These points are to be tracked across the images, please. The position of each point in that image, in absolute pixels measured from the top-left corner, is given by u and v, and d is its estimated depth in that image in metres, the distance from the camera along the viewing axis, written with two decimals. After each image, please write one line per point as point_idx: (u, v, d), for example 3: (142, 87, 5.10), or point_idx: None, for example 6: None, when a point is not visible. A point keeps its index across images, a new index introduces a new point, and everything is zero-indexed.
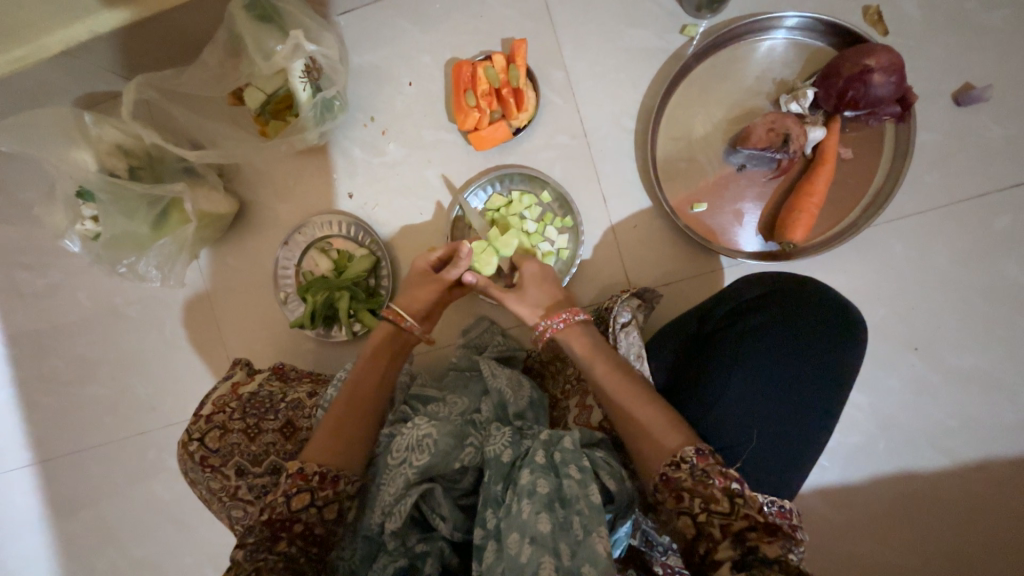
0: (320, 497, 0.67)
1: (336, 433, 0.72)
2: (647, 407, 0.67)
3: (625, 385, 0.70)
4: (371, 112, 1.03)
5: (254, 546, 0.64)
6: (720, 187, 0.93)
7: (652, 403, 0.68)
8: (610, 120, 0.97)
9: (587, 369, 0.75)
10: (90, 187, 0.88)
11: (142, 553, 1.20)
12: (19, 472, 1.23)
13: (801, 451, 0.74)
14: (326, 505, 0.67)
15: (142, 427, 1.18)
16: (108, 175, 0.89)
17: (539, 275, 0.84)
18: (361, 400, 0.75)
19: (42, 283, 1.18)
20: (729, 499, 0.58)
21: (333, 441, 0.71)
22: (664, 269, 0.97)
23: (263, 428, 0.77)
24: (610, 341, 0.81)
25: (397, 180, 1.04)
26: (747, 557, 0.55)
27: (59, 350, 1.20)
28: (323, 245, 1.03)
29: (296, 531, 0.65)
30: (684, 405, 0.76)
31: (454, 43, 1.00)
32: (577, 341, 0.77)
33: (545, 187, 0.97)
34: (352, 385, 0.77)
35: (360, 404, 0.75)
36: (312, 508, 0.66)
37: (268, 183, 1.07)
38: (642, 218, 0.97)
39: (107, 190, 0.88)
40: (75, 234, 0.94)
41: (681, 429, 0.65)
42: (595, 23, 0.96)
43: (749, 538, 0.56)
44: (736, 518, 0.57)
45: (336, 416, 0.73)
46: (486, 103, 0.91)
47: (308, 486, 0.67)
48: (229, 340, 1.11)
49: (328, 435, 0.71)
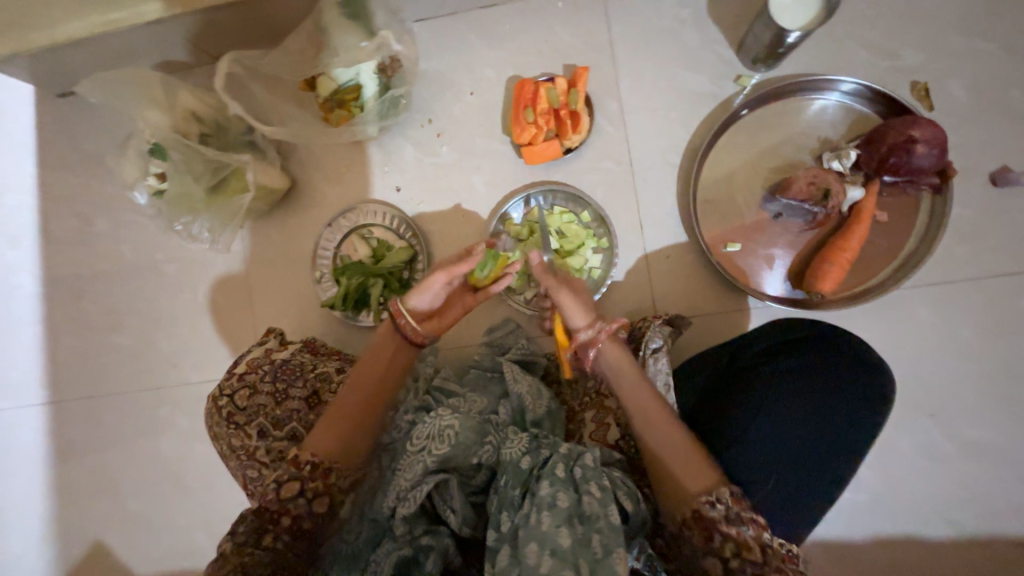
0: (310, 487, 0.69)
1: (331, 425, 0.73)
2: (677, 437, 0.71)
3: (660, 413, 0.73)
4: (430, 115, 1.08)
5: (243, 539, 0.67)
6: (754, 231, 0.96)
7: (677, 428, 0.71)
8: (657, 153, 1.01)
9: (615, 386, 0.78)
10: (165, 145, 0.93)
11: (137, 507, 1.21)
12: (31, 409, 1.26)
13: (813, 496, 0.75)
14: (315, 497, 0.69)
15: (158, 383, 1.21)
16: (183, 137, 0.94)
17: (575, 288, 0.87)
18: (360, 400, 0.76)
19: (88, 231, 1.23)
20: (761, 545, 0.62)
21: (325, 435, 0.73)
22: (691, 301, 0.99)
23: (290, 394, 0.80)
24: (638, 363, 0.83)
25: (445, 181, 1.08)
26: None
27: (91, 296, 1.24)
28: (364, 233, 1.08)
29: (284, 525, 0.68)
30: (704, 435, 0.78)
31: (518, 61, 1.06)
32: (613, 354, 0.79)
33: (586, 207, 1.01)
34: (356, 380, 0.78)
35: (360, 405, 0.76)
36: (300, 498, 0.68)
37: (322, 166, 1.12)
38: (676, 250, 1.00)
39: (180, 151, 0.93)
40: (141, 187, 0.99)
41: (712, 469, 0.68)
42: (653, 61, 1.01)
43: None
44: (766, 566, 0.62)
45: (340, 410, 0.75)
46: (544, 120, 0.95)
47: (299, 475, 0.69)
48: (258, 310, 1.15)
49: (327, 430, 0.73)
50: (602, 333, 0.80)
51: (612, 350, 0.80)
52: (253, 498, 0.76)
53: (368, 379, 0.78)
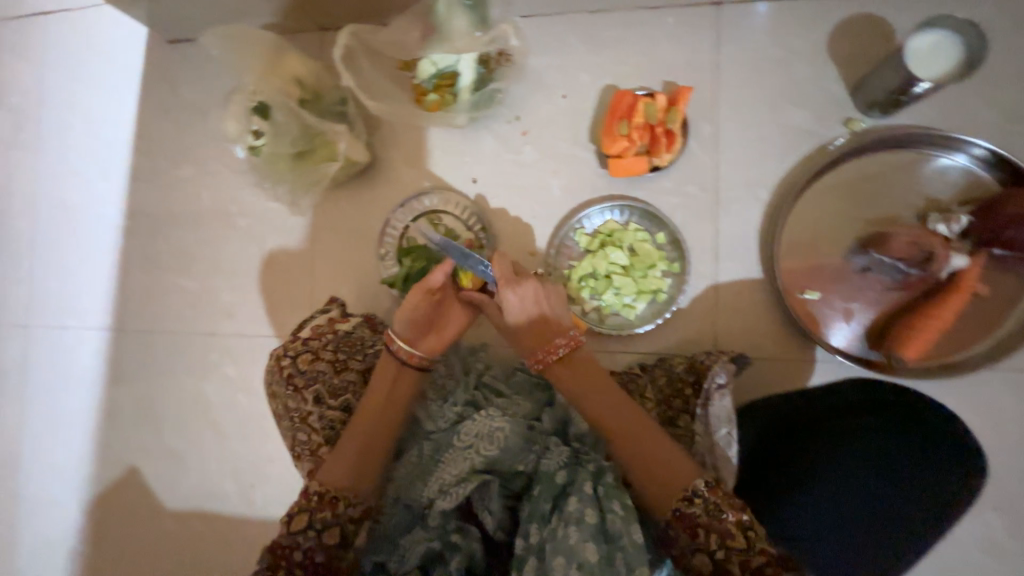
0: (320, 517, 0.69)
1: (335, 461, 0.73)
2: (649, 434, 0.74)
3: (630, 416, 0.76)
4: (518, 112, 1.08)
5: None
6: (836, 282, 0.92)
7: (650, 429, 0.75)
8: (745, 185, 0.98)
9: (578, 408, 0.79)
10: (270, 104, 0.95)
11: (175, 441, 1.27)
12: (95, 331, 1.33)
13: (879, 543, 0.83)
14: (326, 528, 0.69)
15: (214, 328, 1.26)
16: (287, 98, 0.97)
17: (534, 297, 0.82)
18: (361, 431, 0.75)
19: (174, 173, 1.29)
20: (743, 533, 0.66)
21: (337, 467, 0.73)
22: (755, 342, 0.96)
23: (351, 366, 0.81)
24: (702, 398, 0.80)
25: (521, 180, 1.07)
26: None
27: (166, 235, 1.30)
28: (433, 219, 1.08)
29: (295, 558, 0.68)
30: (768, 476, 0.86)
31: (616, 71, 1.04)
32: (570, 380, 0.80)
33: (662, 228, 0.98)
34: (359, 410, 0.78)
35: (361, 428, 0.76)
36: (312, 530, 0.68)
37: (403, 146, 1.13)
38: (748, 287, 0.97)
39: (283, 111, 0.95)
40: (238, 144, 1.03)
41: (688, 464, 0.72)
42: (758, 91, 0.98)
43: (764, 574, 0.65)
44: (754, 554, 0.66)
45: (346, 441, 0.75)
46: (638, 135, 0.93)
47: (309, 506, 0.69)
48: (318, 275, 1.18)
49: (336, 458, 0.73)
50: (543, 352, 0.80)
51: (563, 369, 0.80)
52: (298, 461, 0.78)
53: (371, 408, 0.77)
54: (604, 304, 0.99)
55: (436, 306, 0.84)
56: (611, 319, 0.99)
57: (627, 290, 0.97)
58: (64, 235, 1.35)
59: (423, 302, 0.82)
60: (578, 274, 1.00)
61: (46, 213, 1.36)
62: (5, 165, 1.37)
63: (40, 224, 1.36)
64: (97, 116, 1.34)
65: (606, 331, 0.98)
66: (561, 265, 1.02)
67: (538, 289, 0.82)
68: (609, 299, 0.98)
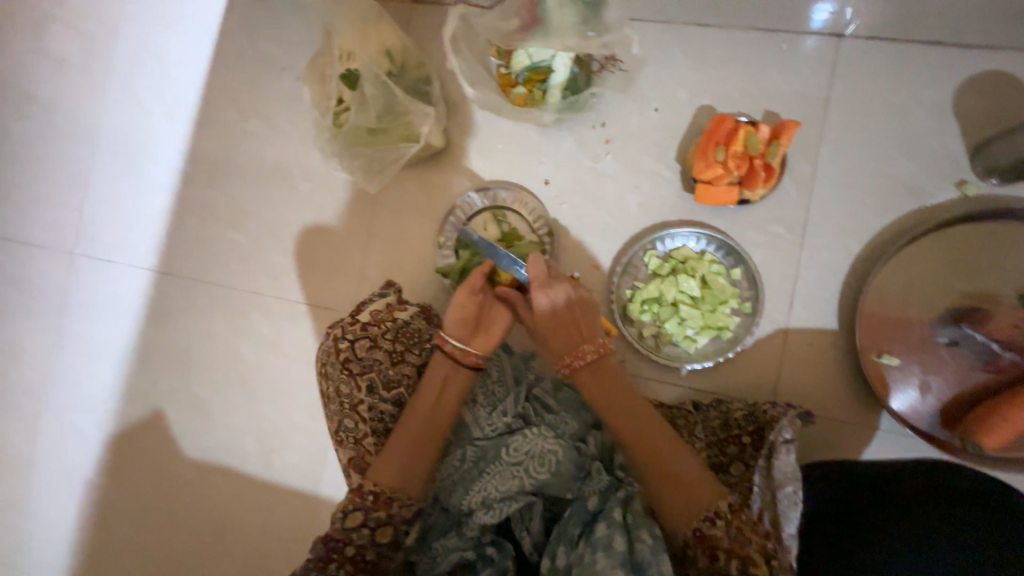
0: (373, 516, 0.69)
1: (391, 457, 0.74)
2: (677, 450, 0.75)
3: (656, 432, 0.77)
4: (604, 118, 1.03)
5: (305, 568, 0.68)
6: (918, 351, 0.88)
7: (679, 447, 0.76)
8: (836, 233, 0.93)
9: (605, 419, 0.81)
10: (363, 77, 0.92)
11: (204, 392, 1.26)
12: (137, 270, 1.32)
13: None
14: (379, 528, 0.70)
15: (258, 287, 1.24)
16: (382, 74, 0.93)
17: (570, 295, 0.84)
18: (412, 432, 0.76)
19: (241, 126, 1.28)
20: (767, 560, 0.65)
21: (390, 466, 0.73)
22: (818, 398, 0.92)
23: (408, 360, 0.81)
24: (767, 450, 0.76)
25: (597, 190, 1.04)
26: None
27: (224, 186, 1.28)
28: (499, 214, 1.05)
29: (347, 555, 0.68)
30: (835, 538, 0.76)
31: (717, 92, 0.99)
32: (596, 392, 0.81)
33: (739, 264, 0.94)
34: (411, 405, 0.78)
35: (416, 426, 0.76)
36: (364, 530, 0.69)
37: (479, 135, 1.10)
38: (820, 339, 0.92)
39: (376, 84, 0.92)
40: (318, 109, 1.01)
41: (712, 484, 0.72)
42: (867, 136, 0.92)
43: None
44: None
45: (400, 439, 0.75)
46: (734, 164, 0.89)
47: (362, 505, 0.70)
48: (372, 252, 1.16)
49: (387, 457, 0.73)
50: (574, 357, 0.82)
51: (590, 376, 0.82)
52: (343, 447, 0.78)
53: (421, 410, 0.77)
54: (664, 332, 0.96)
55: (484, 305, 0.85)
56: (668, 348, 0.96)
57: (692, 322, 0.93)
58: (121, 169, 1.33)
59: (471, 298, 0.83)
60: (643, 297, 0.96)
61: (106, 144, 1.34)
62: (72, 89, 1.35)
63: (100, 154, 1.35)
64: (169, 54, 1.31)
65: (663, 360, 0.94)
66: (625, 284, 0.99)
67: (571, 291, 0.83)
68: (671, 328, 0.94)
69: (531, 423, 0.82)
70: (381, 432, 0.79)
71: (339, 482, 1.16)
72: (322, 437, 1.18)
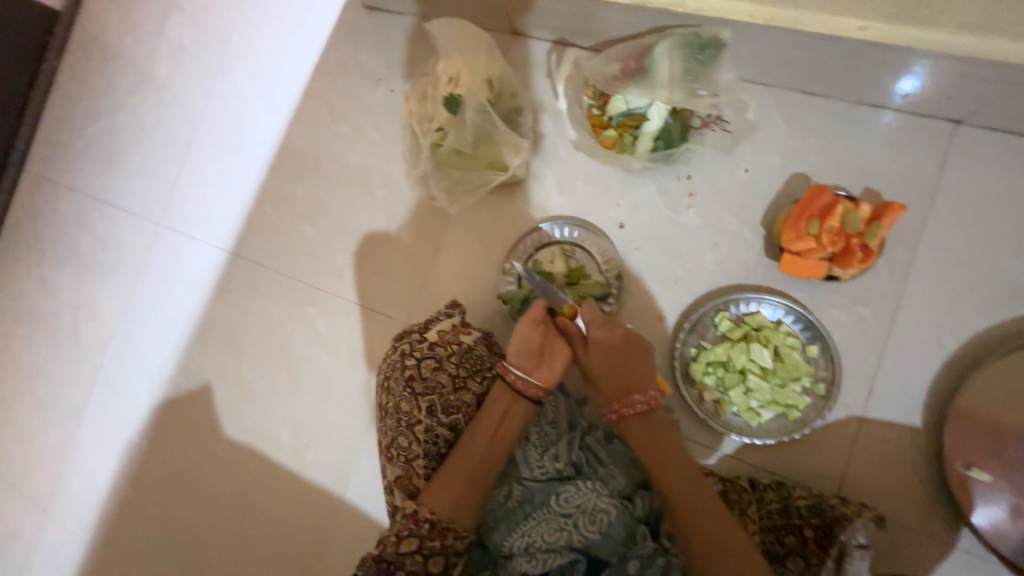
0: (428, 544, 0.74)
1: (448, 486, 0.78)
2: (722, 517, 0.74)
3: (704, 495, 0.76)
4: (691, 171, 1.01)
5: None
6: (1012, 470, 0.80)
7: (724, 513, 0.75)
8: (928, 326, 0.88)
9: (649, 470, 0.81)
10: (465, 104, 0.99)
11: (251, 377, 1.26)
12: (212, 248, 1.36)
13: None
14: (431, 556, 0.74)
15: (319, 283, 1.25)
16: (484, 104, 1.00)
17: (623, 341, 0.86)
18: (467, 463, 0.80)
19: (330, 127, 1.32)
20: None
21: (446, 495, 0.78)
22: (888, 501, 0.85)
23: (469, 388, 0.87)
24: (835, 554, 0.72)
25: (674, 242, 1.01)
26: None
27: (304, 181, 1.31)
28: (568, 250, 1.04)
29: None
30: None
31: (815, 162, 0.96)
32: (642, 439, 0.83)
33: (817, 342, 0.90)
34: (470, 434, 0.83)
35: (471, 456, 0.81)
36: (417, 555, 0.73)
37: (560, 169, 1.09)
38: (897, 436, 0.86)
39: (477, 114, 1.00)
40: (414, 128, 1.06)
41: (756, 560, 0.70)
42: (974, 231, 0.88)
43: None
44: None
45: (456, 469, 0.80)
46: (828, 239, 0.85)
47: (419, 532, 0.74)
48: (436, 268, 1.16)
49: (443, 485, 0.79)
50: (623, 405, 0.84)
51: (639, 426, 0.83)
52: (394, 461, 0.85)
53: (479, 442, 0.81)
54: (727, 399, 0.91)
55: (546, 337, 0.88)
56: (729, 416, 0.91)
57: (760, 395, 0.89)
58: (216, 151, 1.40)
59: (534, 330, 0.87)
60: (709, 359, 0.92)
61: (207, 128, 1.42)
62: (187, 74, 1.46)
63: (199, 136, 1.43)
64: (278, 53, 1.38)
65: (721, 429, 0.90)
66: (691, 342, 0.95)
67: (626, 337, 0.86)
68: (735, 397, 0.90)
69: (581, 473, 0.83)
70: (432, 456, 0.85)
71: (366, 490, 1.14)
72: (355, 443, 1.16)
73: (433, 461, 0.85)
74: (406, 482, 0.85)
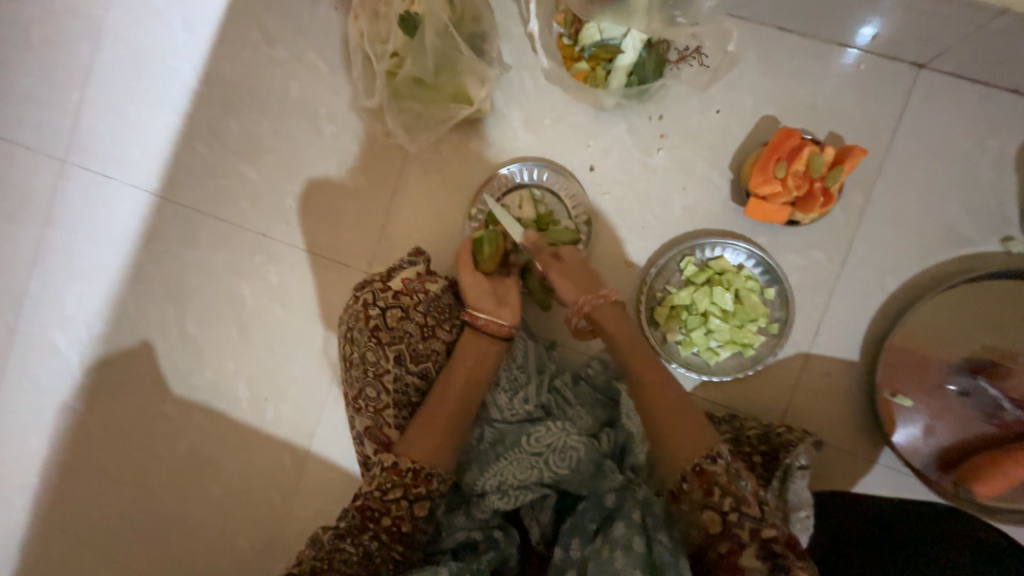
0: (412, 492, 0.75)
1: (425, 435, 0.77)
2: (681, 397, 0.77)
3: (662, 380, 0.78)
4: (663, 110, 0.98)
5: (347, 530, 0.74)
6: (929, 395, 0.89)
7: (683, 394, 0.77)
8: (874, 269, 0.93)
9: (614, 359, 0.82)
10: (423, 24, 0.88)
11: (195, 332, 1.17)
12: (135, 190, 1.20)
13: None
14: (416, 502, 0.75)
15: (265, 230, 1.14)
16: (445, 26, 0.89)
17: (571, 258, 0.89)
18: (442, 411, 0.79)
19: (265, 49, 1.15)
20: (758, 501, 0.65)
21: (424, 442, 0.77)
22: (825, 427, 0.94)
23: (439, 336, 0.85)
24: (784, 476, 0.79)
25: (643, 186, 0.99)
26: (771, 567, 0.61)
27: (238, 113, 1.16)
28: (536, 194, 1.00)
29: (382, 525, 0.74)
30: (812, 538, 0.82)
31: (785, 104, 0.95)
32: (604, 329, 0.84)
33: (774, 284, 0.93)
34: (443, 382, 0.81)
35: (444, 403, 0.80)
36: (403, 502, 0.74)
37: (528, 106, 1.02)
38: (838, 370, 0.94)
39: (437, 37, 0.90)
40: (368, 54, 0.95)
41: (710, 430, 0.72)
42: (923, 177, 0.92)
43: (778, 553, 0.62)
44: (767, 526, 0.63)
45: (432, 417, 0.79)
46: (793, 183, 0.86)
47: (402, 482, 0.75)
48: (396, 212, 1.08)
49: (419, 435, 0.78)
50: (592, 295, 0.84)
51: (609, 313, 0.84)
52: (363, 413, 0.83)
53: (453, 390, 0.80)
54: (688, 340, 0.94)
55: (494, 279, 0.89)
56: (689, 356, 0.95)
57: (719, 335, 0.92)
58: (127, 75, 1.20)
59: (477, 272, 0.88)
60: (673, 302, 0.94)
61: (112, 45, 1.20)
62: None
63: (103, 55, 1.21)
64: None
65: (681, 367, 0.93)
66: (657, 286, 0.97)
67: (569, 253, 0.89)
68: (696, 338, 0.93)
69: (552, 414, 0.84)
70: (402, 404, 0.84)
71: (333, 442, 1.12)
72: (318, 396, 1.13)
73: (403, 410, 0.84)
74: (377, 431, 0.83)
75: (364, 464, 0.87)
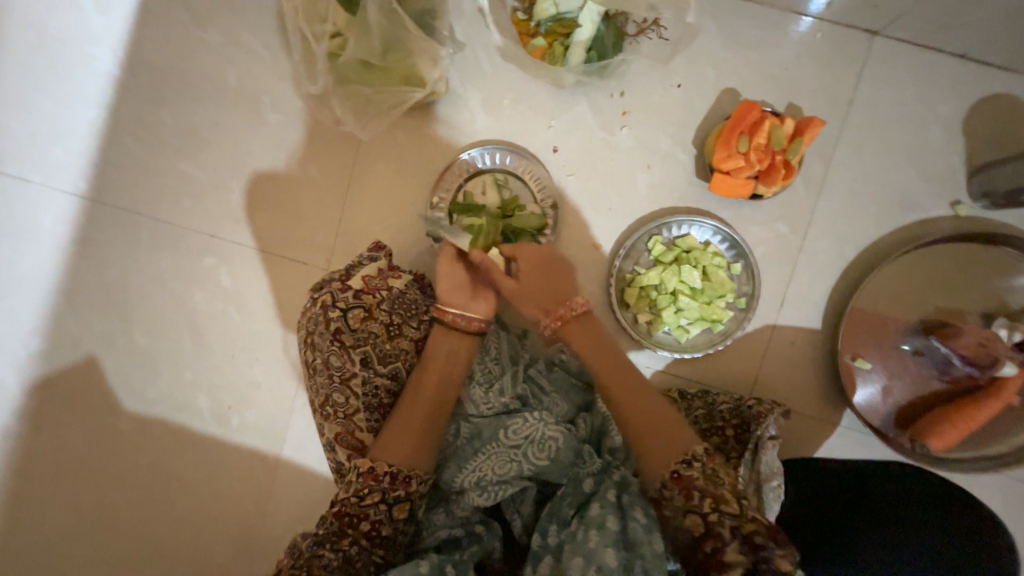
0: (392, 495, 0.73)
1: (402, 437, 0.75)
2: (657, 399, 0.76)
3: (637, 382, 0.77)
4: (624, 87, 0.95)
5: (323, 537, 0.71)
6: (888, 358, 0.93)
7: (657, 396, 0.76)
8: (834, 238, 0.95)
9: (589, 365, 0.81)
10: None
11: (146, 344, 1.09)
12: (62, 194, 1.09)
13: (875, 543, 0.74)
14: (396, 504, 0.73)
15: (214, 230, 1.06)
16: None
17: (543, 257, 0.85)
18: (418, 412, 0.77)
19: (195, 31, 1.04)
20: (737, 499, 0.64)
21: (399, 443, 0.75)
22: (791, 394, 0.97)
23: (406, 334, 0.82)
24: (753, 445, 0.81)
25: (609, 165, 0.97)
26: (754, 560, 0.61)
27: (171, 104, 1.06)
28: (499, 179, 0.96)
29: (361, 530, 0.71)
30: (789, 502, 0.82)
31: (745, 76, 0.94)
32: (582, 342, 0.81)
33: (740, 259, 0.94)
34: (416, 382, 0.79)
35: (420, 402, 0.77)
36: (382, 505, 0.72)
37: (487, 86, 0.98)
38: (803, 339, 0.96)
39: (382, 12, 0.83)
40: (308, 33, 0.87)
41: (687, 432, 0.71)
42: (878, 145, 0.94)
43: (756, 543, 0.61)
44: (745, 520, 0.63)
45: (410, 418, 0.76)
46: (755, 157, 0.86)
47: (380, 486, 0.72)
48: (353, 205, 1.03)
49: (395, 438, 0.75)
50: (563, 309, 0.81)
51: (578, 329, 0.81)
52: (332, 419, 0.80)
53: (429, 388, 0.78)
54: (659, 319, 0.94)
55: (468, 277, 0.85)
56: (661, 336, 0.95)
57: (689, 313, 0.93)
58: (39, 64, 1.07)
59: (457, 268, 0.84)
60: (642, 283, 0.94)
61: (17, 30, 1.07)
62: None
63: (7, 42, 1.07)
64: None
65: (653, 347, 0.93)
66: (626, 268, 0.96)
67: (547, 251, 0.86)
68: (667, 317, 0.93)
69: (528, 405, 0.83)
70: (373, 407, 0.81)
71: (304, 446, 1.08)
72: (286, 401, 1.08)
73: (375, 412, 0.81)
74: (348, 437, 0.79)
75: (336, 472, 0.84)
